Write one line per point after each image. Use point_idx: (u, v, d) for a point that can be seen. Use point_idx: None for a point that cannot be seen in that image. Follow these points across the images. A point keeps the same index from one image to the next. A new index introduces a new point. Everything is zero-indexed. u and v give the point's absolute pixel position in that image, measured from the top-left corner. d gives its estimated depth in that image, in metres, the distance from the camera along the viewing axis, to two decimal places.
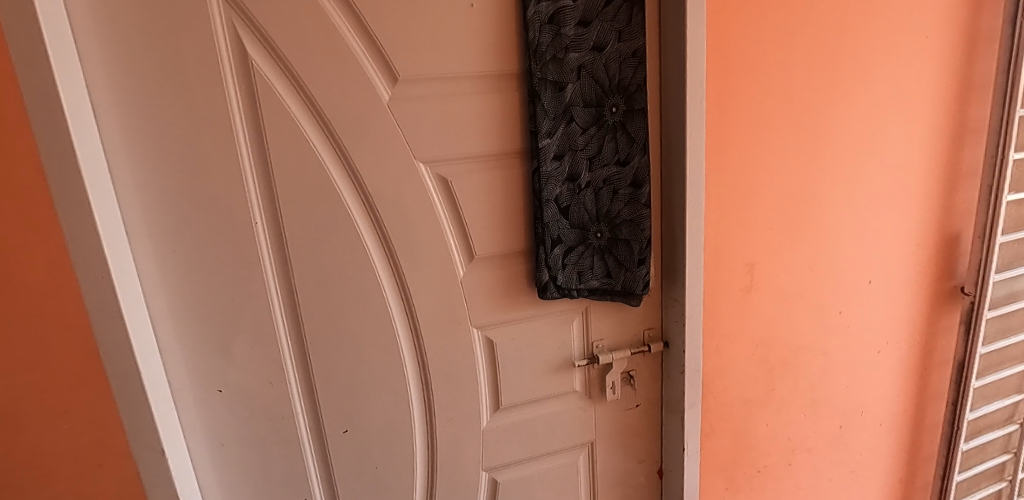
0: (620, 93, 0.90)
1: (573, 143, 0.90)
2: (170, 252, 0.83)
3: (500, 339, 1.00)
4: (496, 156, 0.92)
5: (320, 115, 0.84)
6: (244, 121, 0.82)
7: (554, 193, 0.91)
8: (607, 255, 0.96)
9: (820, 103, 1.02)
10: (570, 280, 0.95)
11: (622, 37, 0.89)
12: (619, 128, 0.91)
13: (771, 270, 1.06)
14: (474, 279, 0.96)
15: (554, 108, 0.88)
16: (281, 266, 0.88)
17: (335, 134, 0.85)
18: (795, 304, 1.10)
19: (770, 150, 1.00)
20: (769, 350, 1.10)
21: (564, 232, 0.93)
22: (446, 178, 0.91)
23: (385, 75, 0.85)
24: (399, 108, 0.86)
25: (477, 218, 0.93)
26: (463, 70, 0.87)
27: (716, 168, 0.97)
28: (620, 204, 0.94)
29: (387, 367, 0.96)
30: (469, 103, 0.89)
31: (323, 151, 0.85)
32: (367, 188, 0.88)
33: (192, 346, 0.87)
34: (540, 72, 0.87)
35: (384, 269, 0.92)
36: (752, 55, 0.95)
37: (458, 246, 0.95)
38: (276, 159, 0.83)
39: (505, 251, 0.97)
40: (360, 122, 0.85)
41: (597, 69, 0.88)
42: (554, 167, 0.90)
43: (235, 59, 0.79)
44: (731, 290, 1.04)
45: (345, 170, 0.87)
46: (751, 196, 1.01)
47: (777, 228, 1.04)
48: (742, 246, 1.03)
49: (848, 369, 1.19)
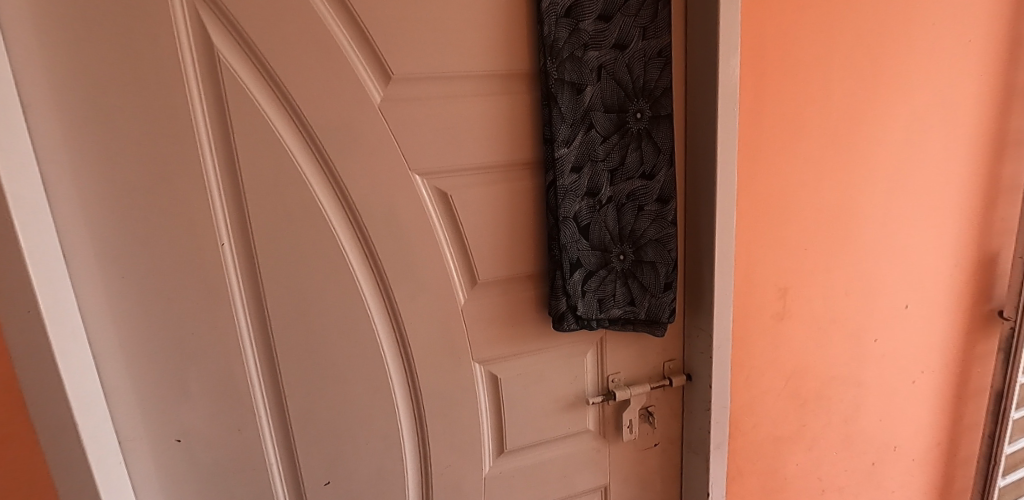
0: (644, 97, 0.81)
1: (593, 152, 0.80)
2: (119, 280, 0.70)
3: (505, 375, 0.88)
4: (502, 168, 0.81)
5: (300, 118, 0.72)
6: (210, 126, 0.70)
7: (573, 209, 0.81)
8: (631, 280, 0.87)
9: (859, 112, 0.92)
10: (591, 310, 0.85)
11: (646, 35, 0.79)
12: (644, 136, 0.82)
13: (804, 295, 0.96)
14: (477, 307, 0.85)
15: (572, 112, 0.78)
16: (253, 294, 0.75)
17: (317, 141, 0.73)
18: (828, 332, 1.00)
19: (805, 163, 0.90)
20: (801, 383, 1.00)
21: (584, 255, 0.83)
22: (445, 193, 0.79)
23: (376, 72, 0.73)
24: (392, 112, 0.74)
25: (482, 239, 0.82)
26: (466, 69, 0.76)
27: (749, 183, 0.87)
28: (645, 222, 0.85)
29: (376, 409, 0.83)
30: (472, 107, 0.77)
31: (303, 160, 0.73)
32: (353, 204, 0.76)
33: (146, 388, 0.74)
34: (556, 72, 0.76)
35: (373, 296, 0.80)
36: (788, 56, 0.85)
37: (458, 270, 0.83)
38: (246, 170, 0.71)
39: (511, 274, 0.85)
40: (348, 126, 0.73)
41: (619, 70, 0.79)
42: (572, 181, 0.79)
43: (198, 51, 0.67)
44: (761, 318, 0.93)
45: (328, 182, 0.75)
46: (785, 213, 0.91)
47: (811, 248, 0.94)
48: (775, 269, 0.92)
49: (882, 401, 1.09)
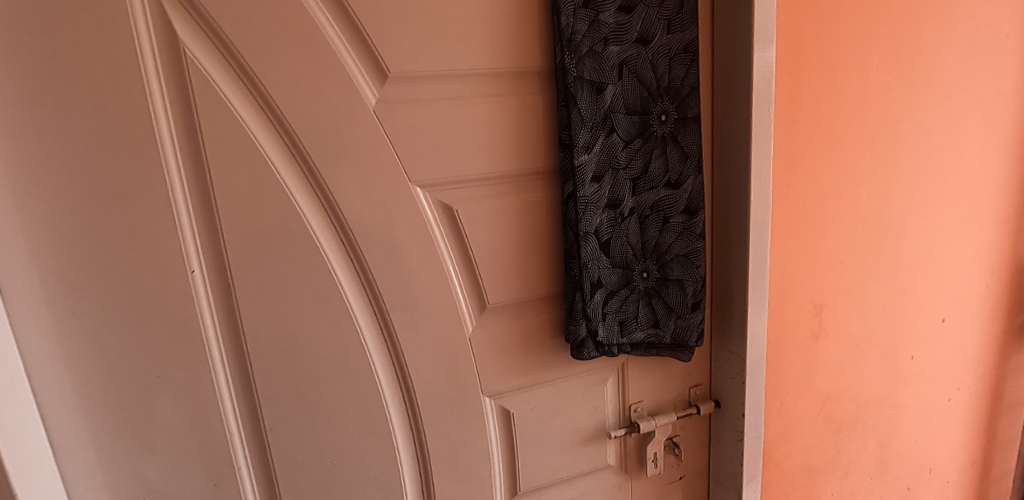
0: (670, 97, 0.72)
1: (615, 159, 0.71)
2: (69, 317, 0.59)
3: (518, 409, 0.79)
4: (512, 178, 0.72)
5: (283, 124, 0.62)
6: (176, 135, 0.59)
7: (594, 223, 0.71)
8: (654, 300, 0.78)
9: (898, 112, 0.84)
10: (612, 334, 0.76)
11: (672, 28, 0.71)
12: (670, 140, 0.73)
13: (841, 312, 0.88)
14: (486, 335, 0.75)
15: (592, 115, 0.69)
16: (229, 329, 0.65)
17: (302, 150, 0.63)
18: (864, 350, 0.92)
19: (843, 168, 0.82)
20: (836, 406, 0.92)
21: (605, 274, 0.74)
22: (450, 206, 0.70)
23: (371, 70, 0.64)
24: (389, 116, 0.65)
25: (491, 258, 0.73)
26: (472, 67, 0.67)
27: (784, 191, 0.79)
28: (670, 236, 0.76)
29: (374, 454, 0.73)
30: (479, 110, 0.68)
31: (286, 173, 0.63)
32: (345, 222, 0.66)
33: (103, 443, 0.63)
34: (575, 69, 0.67)
35: (369, 326, 0.70)
36: (825, 51, 0.77)
37: (465, 293, 0.73)
38: (219, 185, 0.61)
39: (524, 297, 0.76)
40: (337, 133, 0.63)
41: (642, 67, 0.70)
42: (593, 191, 0.70)
43: (160, 46, 0.57)
44: (797, 338, 0.85)
45: (316, 197, 0.65)
46: (821, 224, 0.82)
47: (848, 261, 0.86)
48: (810, 284, 0.84)
49: (918, 422, 1.02)
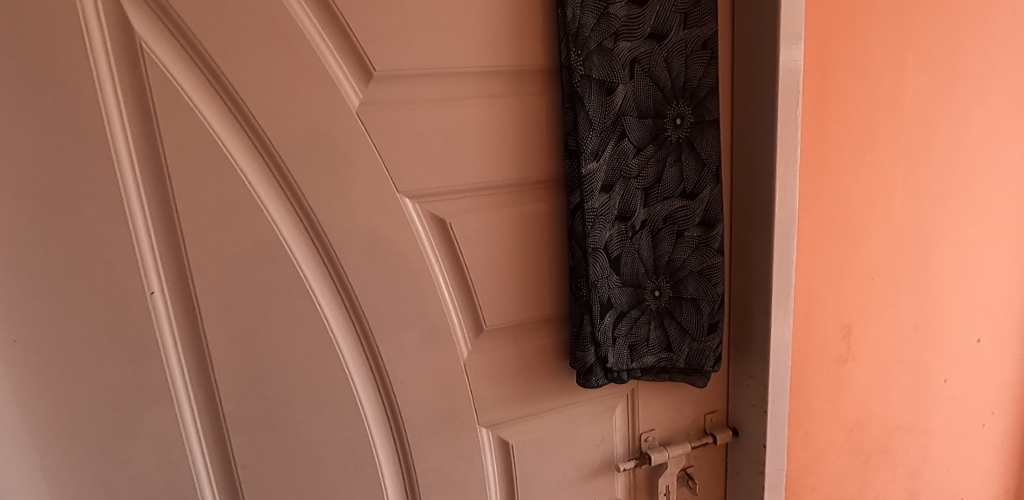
0: (686, 99, 0.66)
1: (626, 168, 0.65)
2: (10, 347, 0.52)
3: (518, 441, 0.72)
4: (512, 187, 0.65)
5: (254, 128, 0.55)
6: (132, 140, 0.53)
7: (604, 238, 0.64)
8: (668, 321, 0.71)
9: (934, 116, 0.77)
10: (622, 360, 0.69)
11: (688, 22, 0.64)
12: (686, 146, 0.67)
13: (871, 334, 0.80)
14: (483, 360, 0.68)
15: (601, 118, 0.62)
16: (195, 357, 0.58)
17: (276, 157, 0.56)
18: (895, 374, 0.84)
19: (875, 177, 0.75)
20: (864, 435, 0.85)
21: (615, 293, 0.67)
22: (442, 219, 0.63)
23: (353, 69, 0.57)
24: (374, 119, 0.58)
25: (488, 276, 0.66)
26: (467, 65, 0.60)
27: (812, 201, 0.72)
28: (685, 251, 0.69)
29: (358, 492, 0.67)
30: (476, 113, 0.62)
31: (257, 183, 0.56)
32: (324, 237, 0.59)
33: (50, 485, 0.56)
34: (582, 67, 0.60)
35: (353, 352, 0.63)
36: (857, 49, 0.70)
37: (460, 314, 0.67)
38: (182, 196, 0.54)
39: (525, 318, 0.69)
40: (316, 138, 0.57)
41: (656, 66, 0.64)
42: (602, 202, 0.64)
43: (113, 41, 0.50)
44: (823, 361, 0.78)
45: (291, 209, 0.58)
46: (850, 238, 0.75)
47: (879, 278, 0.79)
48: (838, 304, 0.77)
49: (950, 450, 0.94)
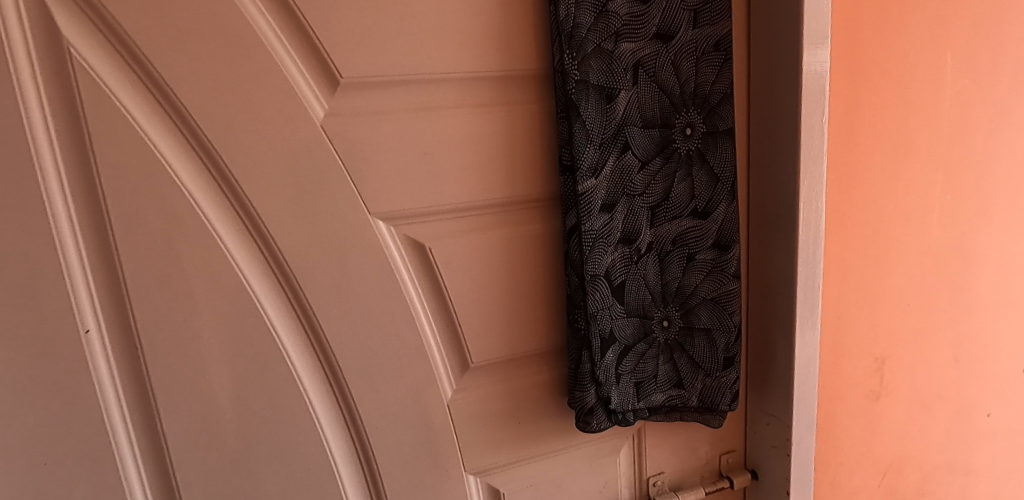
0: (696, 106, 0.59)
1: (629, 184, 0.58)
2: None
3: (511, 488, 0.65)
4: (501, 206, 0.58)
5: (203, 143, 0.48)
6: (60, 157, 0.46)
7: (605, 264, 0.57)
8: (678, 355, 0.64)
9: (976, 123, 0.69)
10: (627, 400, 0.61)
11: (699, 21, 0.57)
12: (697, 159, 0.59)
13: (906, 366, 0.72)
14: (471, 399, 0.61)
15: (601, 129, 0.55)
16: (138, 403, 0.51)
17: (230, 177, 0.49)
18: (935, 410, 0.76)
19: (910, 192, 0.67)
20: (899, 477, 0.76)
21: (619, 326, 0.59)
22: (422, 244, 0.56)
23: (318, 76, 0.50)
24: (342, 133, 0.51)
25: (475, 306, 0.59)
26: (449, 70, 0.53)
27: (840, 220, 0.64)
28: (697, 276, 0.62)
29: None
30: (460, 124, 0.55)
31: (208, 206, 0.50)
32: (287, 267, 0.52)
33: None
34: (578, 71, 0.53)
35: (322, 393, 0.56)
36: (890, 49, 0.62)
37: (444, 350, 0.60)
38: (121, 222, 0.47)
39: (517, 353, 0.62)
40: (275, 155, 0.50)
41: (662, 70, 0.57)
42: (602, 224, 0.56)
43: (35, 45, 0.43)
44: (852, 397, 0.70)
45: (249, 235, 0.51)
46: (884, 260, 0.67)
47: (915, 305, 0.71)
48: (869, 334, 0.69)
49: (994, 490, 0.85)
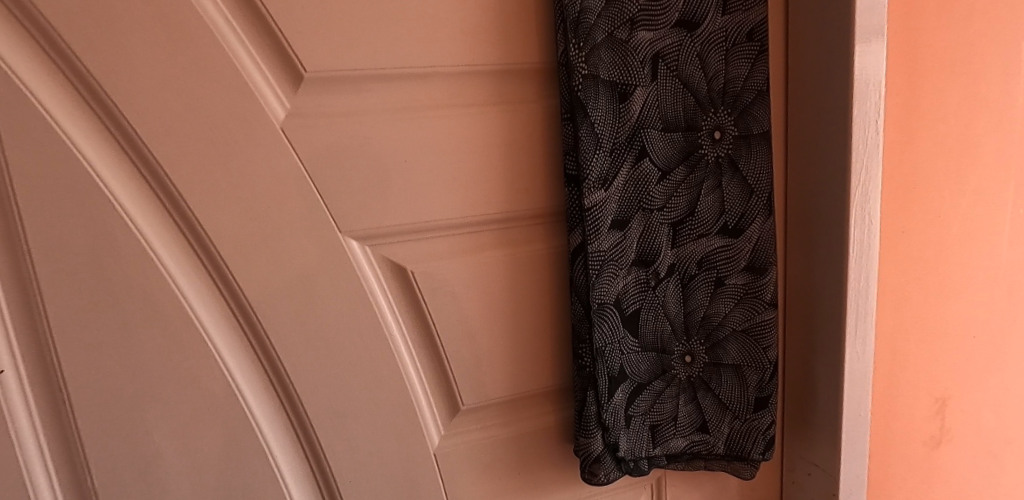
0: (725, 106, 0.50)
1: (646, 197, 0.49)
2: None
3: None
4: (498, 223, 0.50)
5: (140, 150, 0.41)
6: None
7: (615, 290, 0.49)
8: (702, 394, 0.55)
9: None
10: (639, 446, 0.53)
11: (728, 6, 0.49)
12: (726, 167, 0.51)
13: (973, 410, 0.61)
14: (463, 447, 0.53)
15: (612, 132, 0.46)
16: (65, 456, 0.43)
17: (172, 188, 0.42)
18: (1014, 463, 0.64)
19: (979, 205, 0.57)
20: None
21: (631, 362, 0.51)
22: (403, 267, 0.48)
23: (278, 70, 0.43)
24: (306, 137, 0.44)
25: (466, 339, 0.50)
26: (437, 63, 0.45)
27: (893, 238, 0.55)
28: (726, 304, 0.54)
29: None
30: (447, 128, 0.47)
31: (146, 223, 0.42)
32: (242, 295, 0.44)
33: None
34: (586, 64, 0.44)
35: (284, 440, 0.48)
36: (954, 39, 0.53)
37: (428, 389, 0.51)
38: (40, 244, 0.40)
39: (517, 392, 0.53)
40: (228, 163, 0.42)
41: (686, 63, 0.48)
42: (612, 243, 0.48)
43: None
44: (905, 443, 0.60)
45: (196, 257, 0.43)
46: (946, 285, 0.57)
47: (985, 336, 0.60)
48: (927, 370, 0.59)
49: None
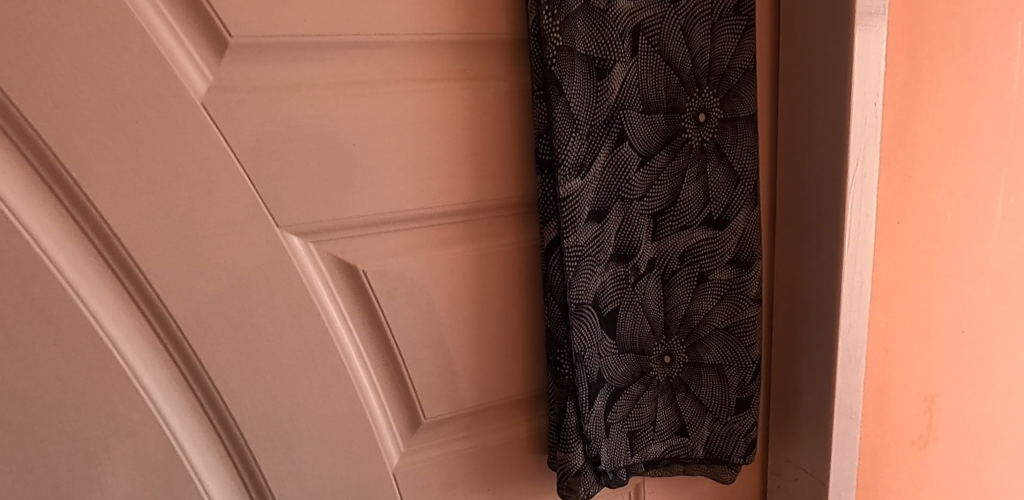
0: (710, 86, 0.46)
1: (625, 185, 0.44)
2: None
3: None
4: (463, 215, 0.45)
5: (24, 129, 0.33)
6: None
7: (593, 289, 0.44)
8: (682, 396, 0.51)
9: None
10: (618, 457, 0.48)
11: None
12: (710, 153, 0.47)
13: (960, 405, 0.59)
14: (426, 465, 0.47)
15: (589, 114, 0.41)
16: None
17: (68, 176, 0.34)
18: (998, 458, 0.62)
19: (971, 194, 0.54)
20: None
21: (609, 366, 0.46)
22: (354, 266, 0.42)
23: (198, 36, 0.36)
24: (236, 118, 0.37)
25: (429, 346, 0.45)
26: (390, 32, 0.39)
27: (885, 230, 0.52)
28: (709, 301, 0.50)
29: None
30: (404, 108, 0.41)
31: (32, 218, 0.34)
32: (159, 302, 0.38)
33: None
34: (561, 36, 0.39)
35: (217, 466, 0.42)
36: (951, 18, 0.50)
37: (387, 402, 0.46)
38: None
39: (486, 401, 0.48)
40: (140, 148, 0.35)
41: (669, 38, 0.44)
42: (590, 237, 0.43)
43: None
44: (891, 441, 0.58)
45: (101, 258, 0.36)
46: (935, 278, 0.55)
47: (973, 331, 0.58)
48: (916, 366, 0.57)
49: None
